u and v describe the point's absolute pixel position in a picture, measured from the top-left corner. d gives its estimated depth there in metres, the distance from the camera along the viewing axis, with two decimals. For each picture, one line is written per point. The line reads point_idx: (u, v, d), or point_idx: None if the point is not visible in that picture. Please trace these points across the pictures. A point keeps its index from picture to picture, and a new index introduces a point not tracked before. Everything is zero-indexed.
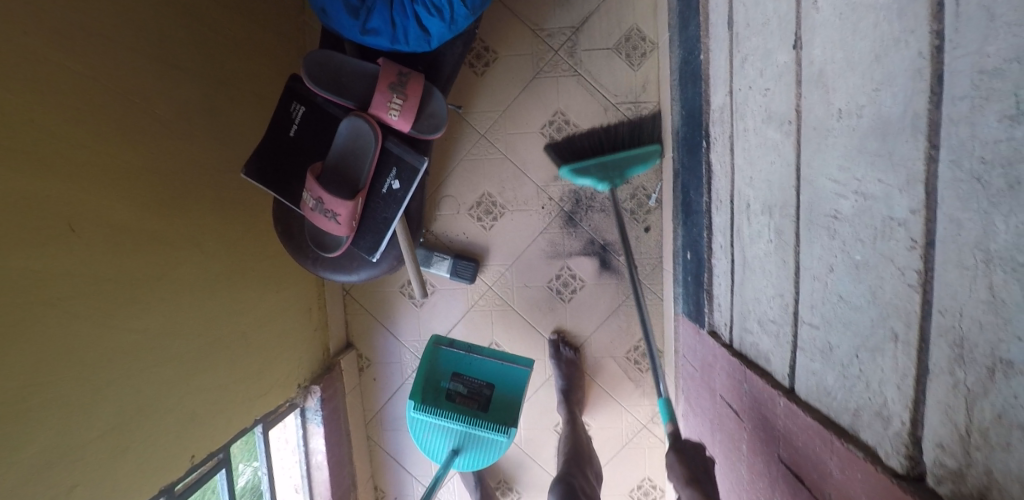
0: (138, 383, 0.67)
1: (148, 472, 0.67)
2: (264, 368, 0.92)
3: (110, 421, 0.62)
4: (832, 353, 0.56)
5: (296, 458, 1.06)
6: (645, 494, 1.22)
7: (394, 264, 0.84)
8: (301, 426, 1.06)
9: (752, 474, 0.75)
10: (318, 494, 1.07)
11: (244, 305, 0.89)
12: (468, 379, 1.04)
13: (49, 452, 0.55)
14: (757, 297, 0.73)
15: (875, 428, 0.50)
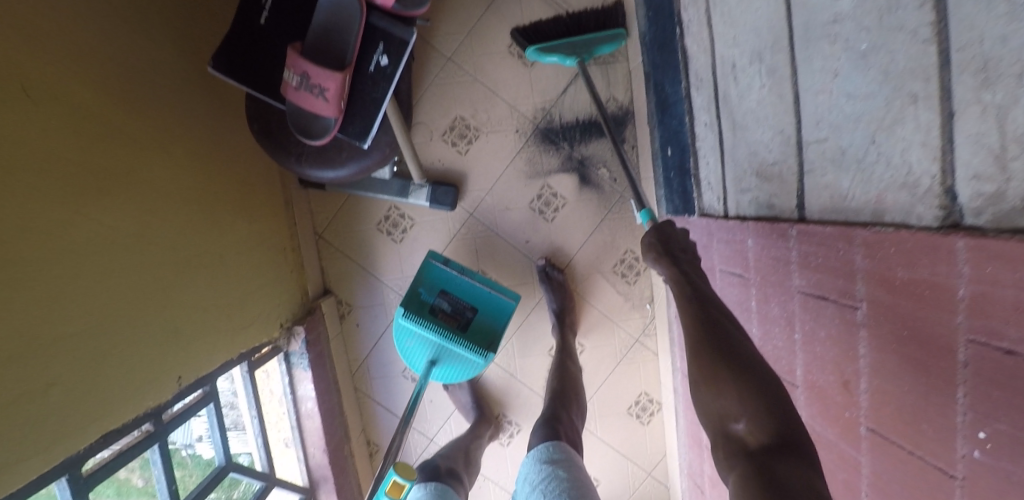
0: (113, 285, 0.59)
1: (130, 387, 0.60)
2: (244, 299, 0.85)
3: (86, 323, 0.54)
4: (846, 157, 0.59)
5: (282, 408, 1.02)
6: (643, 409, 1.23)
7: (386, 156, 0.83)
8: (285, 374, 1.01)
9: (765, 325, 0.76)
10: (310, 444, 1.03)
11: (218, 227, 0.82)
12: (455, 298, 0.99)
13: (25, 345, 0.47)
14: (754, 149, 0.75)
15: (903, 200, 0.52)
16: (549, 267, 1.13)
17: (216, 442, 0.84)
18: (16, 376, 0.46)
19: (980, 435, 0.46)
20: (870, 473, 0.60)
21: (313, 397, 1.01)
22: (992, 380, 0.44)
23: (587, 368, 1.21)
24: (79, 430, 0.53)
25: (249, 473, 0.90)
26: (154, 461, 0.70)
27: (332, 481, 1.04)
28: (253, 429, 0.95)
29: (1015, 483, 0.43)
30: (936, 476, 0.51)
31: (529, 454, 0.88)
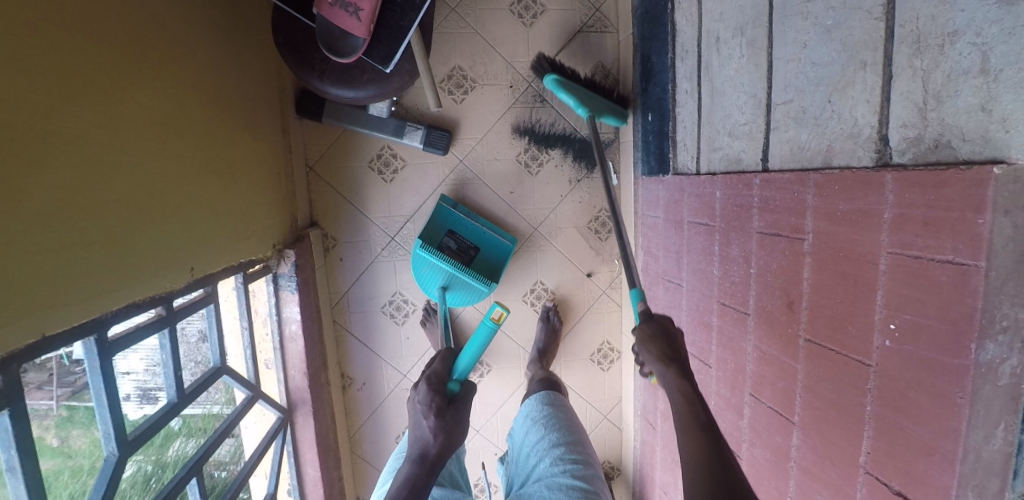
0: (147, 167, 0.62)
1: (153, 267, 0.64)
2: (244, 213, 0.89)
3: (125, 195, 0.58)
4: (806, 114, 0.71)
5: (266, 329, 1.07)
6: (604, 357, 1.35)
7: (404, 84, 0.94)
8: (272, 295, 1.06)
9: (725, 265, 0.89)
10: (291, 366, 1.09)
11: (231, 140, 0.85)
12: (459, 238, 1.18)
13: (69, 201, 0.50)
14: (728, 112, 0.88)
15: (847, 147, 0.65)
16: (550, 312, 1.27)
17: (212, 345, 0.89)
18: (62, 228, 0.48)
19: (891, 326, 0.59)
20: (804, 376, 0.73)
21: (297, 320, 1.07)
22: (903, 280, 0.57)
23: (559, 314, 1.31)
24: (110, 292, 0.56)
25: (238, 380, 0.95)
26: (162, 346, 0.75)
27: (309, 404, 1.10)
28: (243, 342, 1.00)
29: (914, 358, 0.57)
30: (856, 367, 0.64)
31: (527, 401, 1.02)
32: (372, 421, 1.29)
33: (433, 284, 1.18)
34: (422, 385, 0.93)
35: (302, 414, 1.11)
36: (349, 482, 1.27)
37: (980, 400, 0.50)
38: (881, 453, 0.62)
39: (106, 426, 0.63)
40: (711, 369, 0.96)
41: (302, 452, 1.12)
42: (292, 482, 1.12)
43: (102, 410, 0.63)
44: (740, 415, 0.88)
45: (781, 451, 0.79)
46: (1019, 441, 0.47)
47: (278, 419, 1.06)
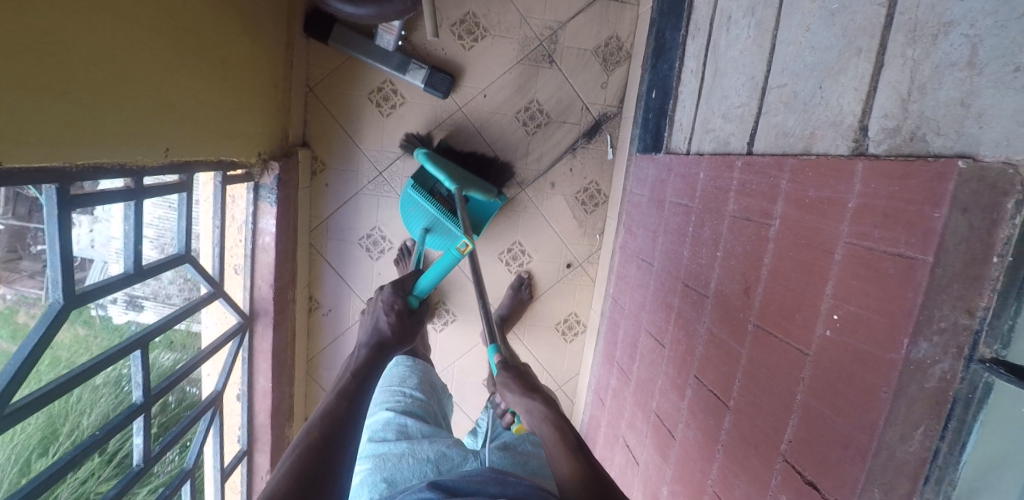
0: (131, 36, 0.62)
1: (122, 135, 0.65)
2: (232, 112, 0.89)
3: (102, 57, 0.58)
4: (796, 99, 0.70)
5: (239, 235, 1.07)
6: (569, 327, 1.36)
7: (405, 9, 0.92)
8: (251, 205, 1.07)
9: (696, 247, 0.89)
10: (258, 275, 1.10)
11: (228, 34, 0.85)
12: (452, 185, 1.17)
13: (42, 46, 0.50)
14: (725, 94, 0.86)
15: (829, 135, 0.63)
16: (522, 283, 1.29)
17: (177, 232, 0.89)
18: (31, 71, 0.49)
19: (834, 317, 0.59)
20: (746, 362, 0.73)
21: (272, 232, 1.07)
22: (854, 272, 0.57)
23: (533, 278, 1.32)
24: (75, 146, 0.58)
25: (202, 272, 0.95)
26: (126, 216, 0.76)
27: (271, 315, 1.11)
28: (212, 242, 1.00)
29: (848, 349, 0.56)
30: (794, 356, 0.64)
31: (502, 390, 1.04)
32: (332, 348, 1.31)
33: (418, 225, 1.16)
34: (387, 287, 0.92)
35: (263, 324, 1.11)
36: (299, 402, 1.29)
37: (903, 398, 0.50)
38: (801, 442, 0.62)
39: (54, 273, 0.62)
40: (664, 349, 0.96)
41: (258, 361, 1.13)
42: (243, 387, 1.11)
43: (54, 261, 0.62)
44: (682, 396, 0.89)
45: (711, 433, 0.79)
46: (935, 448, 0.48)
47: (237, 323, 1.07)
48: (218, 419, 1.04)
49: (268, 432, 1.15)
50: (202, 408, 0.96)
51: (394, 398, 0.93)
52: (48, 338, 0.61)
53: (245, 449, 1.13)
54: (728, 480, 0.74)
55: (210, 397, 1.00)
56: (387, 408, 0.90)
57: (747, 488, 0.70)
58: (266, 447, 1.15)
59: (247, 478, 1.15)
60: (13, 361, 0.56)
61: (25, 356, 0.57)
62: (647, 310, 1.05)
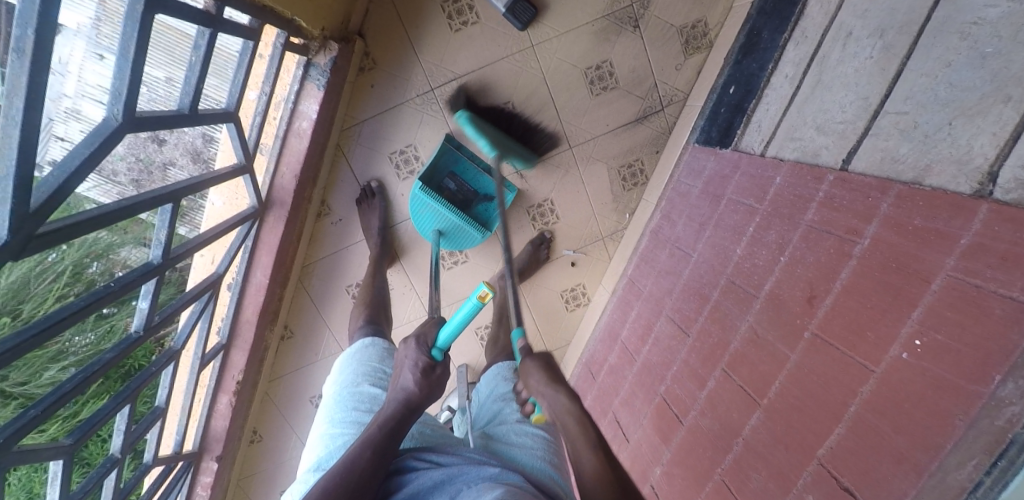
0: None
1: None
2: None
3: None
4: (916, 130, 0.70)
5: (279, 112, 1.05)
6: (573, 297, 1.39)
7: None
8: (297, 81, 1.03)
9: (753, 248, 0.90)
10: (286, 160, 1.07)
11: None
12: (461, 182, 1.18)
13: None
14: (827, 107, 0.87)
15: (949, 172, 0.63)
16: (543, 242, 1.28)
17: (232, 81, 0.87)
18: None
19: (915, 342, 0.60)
20: (793, 365, 0.75)
21: (311, 119, 1.04)
22: (951, 304, 0.57)
23: (554, 238, 1.30)
24: None
25: (241, 140, 0.96)
26: (198, 46, 0.73)
27: (286, 208, 1.10)
28: (256, 108, 0.98)
29: (926, 375, 0.57)
30: (857, 370, 0.65)
31: (497, 368, 0.99)
32: (330, 260, 1.29)
33: (430, 225, 1.17)
34: (409, 341, 0.78)
35: (275, 215, 1.11)
36: (284, 305, 1.28)
37: (975, 429, 0.51)
38: (846, 451, 0.63)
39: (119, 84, 0.60)
40: (688, 337, 0.98)
41: (260, 254, 1.14)
42: (238, 278, 1.13)
43: (121, 60, 0.59)
44: (702, 386, 0.91)
45: (732, 426, 0.82)
46: (980, 480, 0.50)
47: (249, 209, 1.06)
48: (210, 306, 1.08)
49: (249, 329, 1.18)
50: (201, 289, 1.00)
51: (375, 374, 0.88)
52: (104, 150, 0.60)
53: (223, 344, 1.17)
54: (744, 473, 0.77)
55: (209, 282, 1.03)
56: (373, 382, 0.86)
57: (764, 484, 0.73)
58: (245, 346, 1.19)
59: (218, 373, 1.20)
60: (55, 172, 0.54)
61: (71, 169, 0.55)
62: (674, 297, 1.07)
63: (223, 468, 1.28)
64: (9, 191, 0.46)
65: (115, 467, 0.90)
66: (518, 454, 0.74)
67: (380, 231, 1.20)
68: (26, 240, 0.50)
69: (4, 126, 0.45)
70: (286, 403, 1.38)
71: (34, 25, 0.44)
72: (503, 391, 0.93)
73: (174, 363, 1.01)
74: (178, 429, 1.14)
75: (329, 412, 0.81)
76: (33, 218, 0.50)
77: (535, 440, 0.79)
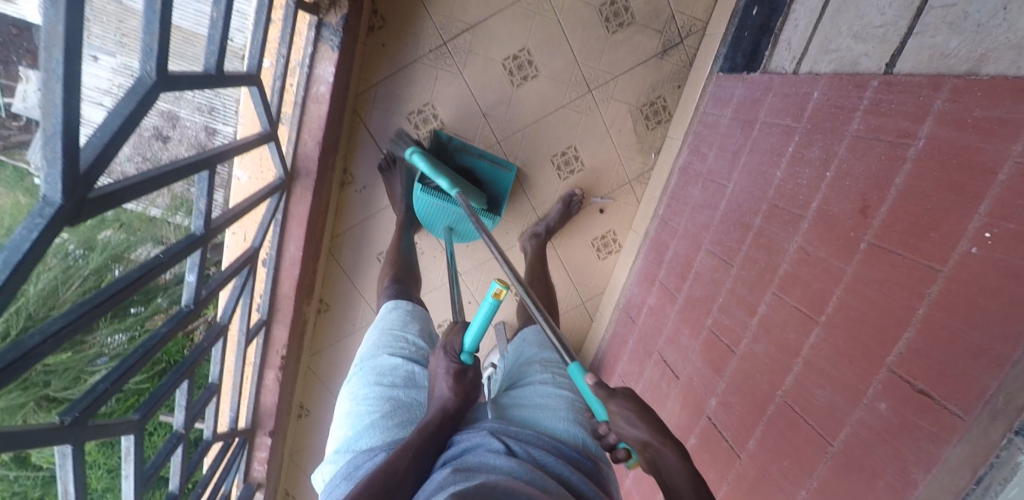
0: None
1: None
2: None
3: None
4: (966, 20, 0.67)
5: (295, 78, 1.01)
6: (604, 245, 1.39)
7: None
8: (309, 44, 0.99)
9: (795, 167, 0.89)
10: (305, 131, 1.06)
11: None
12: (457, 174, 1.17)
13: None
14: (863, 12, 0.83)
15: (1007, 58, 0.60)
16: (572, 199, 1.27)
17: (252, 42, 0.84)
18: None
19: (985, 235, 0.58)
20: (850, 278, 0.74)
21: (329, 82, 1.01)
22: (1020, 191, 0.55)
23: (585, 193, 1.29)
24: None
25: (265, 105, 0.93)
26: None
27: (313, 177, 1.10)
28: (273, 74, 0.94)
29: (999, 265, 0.56)
30: (922, 271, 0.65)
31: (522, 333, 1.00)
32: (357, 230, 1.29)
33: (439, 223, 1.20)
34: (437, 351, 0.78)
35: (302, 186, 1.11)
36: (318, 278, 1.29)
37: None
38: (915, 352, 0.63)
39: (150, 39, 0.59)
40: (732, 268, 0.98)
41: (291, 226, 1.14)
42: (273, 251, 1.13)
43: (149, 13, 0.58)
44: (752, 312, 0.91)
45: (790, 346, 0.82)
46: None
47: (275, 182, 1.05)
48: (251, 283, 1.09)
49: (288, 304, 1.20)
50: (239, 265, 1.00)
51: (394, 344, 0.87)
52: (143, 110, 0.59)
53: (264, 319, 1.18)
54: (809, 391, 0.77)
55: (245, 255, 1.03)
56: (390, 353, 0.85)
57: (831, 397, 0.73)
58: (285, 320, 1.21)
59: (262, 351, 1.21)
60: (99, 132, 0.53)
61: (113, 130, 0.54)
62: (711, 230, 1.06)
63: (276, 442, 1.33)
64: (58, 151, 0.46)
65: (180, 443, 0.93)
66: (540, 417, 0.75)
67: (404, 198, 1.19)
68: (78, 206, 0.50)
69: (49, 79, 0.43)
70: (330, 376, 1.41)
71: None
72: (529, 354, 0.92)
73: (221, 339, 1.03)
74: (230, 406, 1.17)
75: (353, 389, 0.81)
76: (84, 180, 0.50)
77: (559, 400, 0.79)
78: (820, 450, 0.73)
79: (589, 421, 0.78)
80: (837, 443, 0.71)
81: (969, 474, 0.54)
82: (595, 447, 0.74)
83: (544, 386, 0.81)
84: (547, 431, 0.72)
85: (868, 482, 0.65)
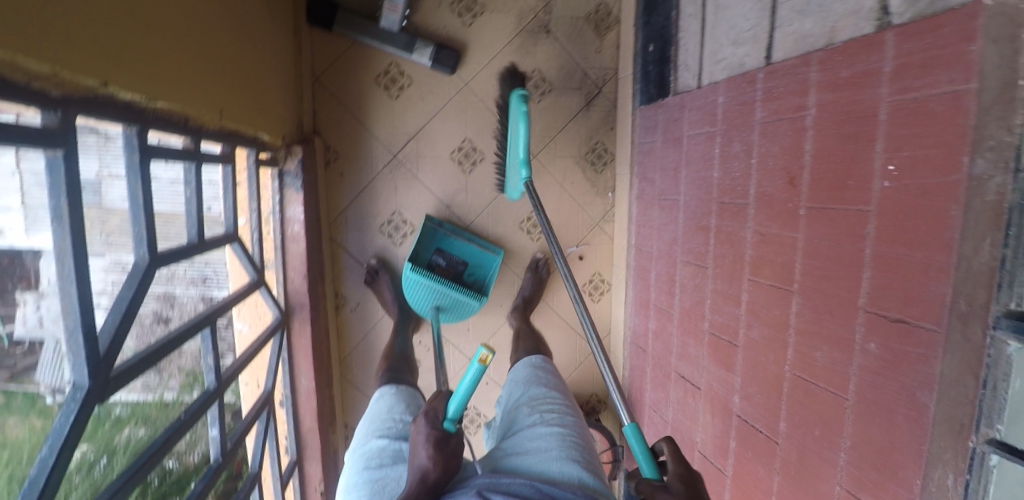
0: (184, 23, 0.68)
1: (185, 94, 0.69)
2: (260, 98, 0.95)
3: (170, 42, 0.64)
4: (810, 5, 0.78)
5: (269, 226, 1.14)
6: (594, 287, 1.43)
7: None
8: (276, 193, 1.13)
9: (726, 164, 0.96)
10: (291, 265, 1.17)
11: (247, 25, 0.89)
12: (447, 255, 1.27)
13: (123, 42, 0.55)
14: (733, 24, 0.96)
15: (851, 24, 0.70)
16: (539, 263, 1.35)
17: (225, 207, 0.96)
18: (112, 36, 0.53)
19: (890, 168, 0.64)
20: (804, 243, 0.78)
21: (300, 221, 1.15)
22: (903, 122, 0.62)
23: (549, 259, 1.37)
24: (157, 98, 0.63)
25: (247, 256, 1.04)
26: (188, 181, 0.83)
27: (306, 309, 1.19)
28: (250, 228, 1.07)
29: (913, 188, 0.61)
30: (856, 216, 0.69)
31: (515, 379, 1.04)
32: (362, 346, 1.36)
33: (426, 303, 1.25)
34: (420, 417, 0.78)
35: (299, 319, 1.20)
36: (337, 403, 1.35)
37: (973, 212, 0.53)
38: (879, 288, 0.65)
39: (139, 230, 0.71)
40: (707, 270, 1.02)
41: (298, 361, 1.21)
42: (287, 390, 1.21)
43: (134, 209, 0.70)
44: (738, 303, 0.93)
45: (779, 323, 0.83)
46: (1002, 256, 0.50)
47: (273, 321, 1.14)
48: (271, 426, 1.14)
49: (315, 435, 1.24)
50: (257, 408, 1.06)
51: (385, 424, 0.91)
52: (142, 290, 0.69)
53: (295, 459, 1.24)
54: (809, 355, 0.77)
55: (262, 398, 1.09)
56: (380, 434, 0.89)
57: (830, 356, 0.73)
58: (315, 456, 1.26)
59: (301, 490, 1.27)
60: (110, 319, 0.63)
61: (121, 312, 0.65)
62: (680, 242, 1.12)
63: None
64: (81, 343, 0.57)
65: None
66: (532, 461, 0.76)
67: (397, 302, 1.29)
68: (104, 384, 0.60)
69: (63, 282, 0.55)
70: None
71: (65, 192, 0.53)
72: (521, 397, 0.96)
73: (258, 485, 1.05)
74: None
75: (348, 478, 0.84)
76: (104, 363, 0.60)
77: (550, 439, 0.80)
78: (839, 406, 0.72)
79: (585, 458, 0.77)
80: (850, 395, 0.70)
81: (972, 381, 0.53)
82: (594, 483, 0.73)
83: (533, 430, 0.82)
84: (538, 473, 0.73)
85: (890, 420, 0.64)
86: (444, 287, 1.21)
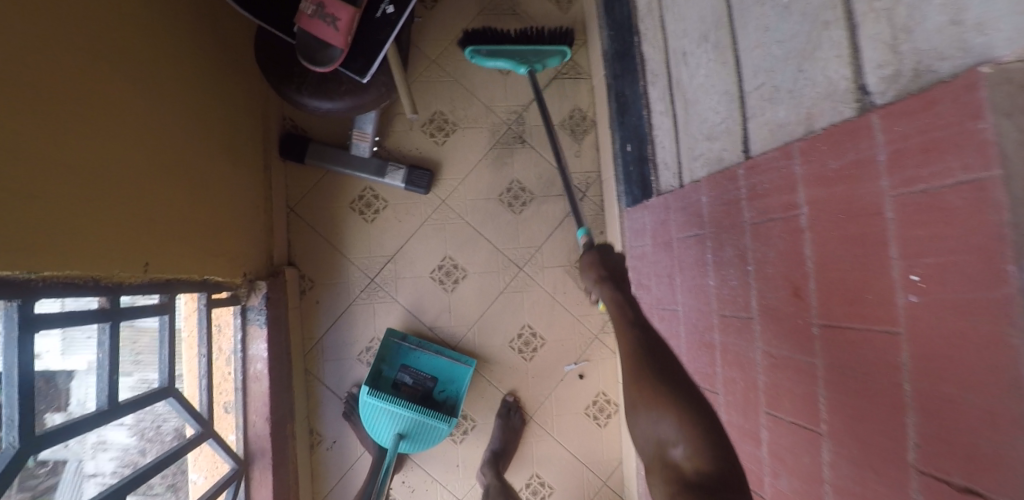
0: (127, 184, 0.65)
1: (124, 256, 0.65)
2: (222, 240, 0.91)
3: (105, 208, 0.61)
4: (780, 93, 0.69)
5: (229, 367, 1.04)
6: (600, 410, 1.24)
7: (381, 93, 1.02)
8: (239, 329, 1.06)
9: (721, 270, 0.82)
10: (253, 409, 1.06)
11: (209, 172, 0.88)
12: (413, 371, 1.14)
13: (43, 229, 0.51)
14: (704, 117, 0.88)
15: (827, 107, 0.60)
16: (510, 408, 1.19)
17: (159, 362, 0.85)
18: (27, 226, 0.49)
19: (914, 279, 0.48)
20: (825, 373, 0.60)
21: (263, 358, 1.06)
22: (915, 221, 0.47)
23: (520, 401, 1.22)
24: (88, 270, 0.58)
25: (191, 408, 0.90)
26: (100, 343, 0.72)
27: (269, 456, 1.05)
28: (198, 376, 0.95)
29: (949, 307, 0.44)
30: (885, 342, 0.52)
31: None
32: (338, 491, 1.20)
33: (387, 429, 1.10)
34: None
35: (260, 468, 1.05)
36: None
37: None
38: (936, 445, 0.46)
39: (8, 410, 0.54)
40: (718, 397, 0.83)
41: None
42: None
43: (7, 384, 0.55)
44: (759, 444, 0.73)
45: (813, 478, 0.63)
46: None
47: (229, 471, 0.99)
48: None
49: None
50: None
51: None
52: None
53: None
54: None
55: None
56: None
57: None
58: None
59: None
60: None
61: None
62: (686, 361, 0.94)
63: None
64: None
65: None
66: None
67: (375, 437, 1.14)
68: None
69: None
70: None
71: None
72: None
73: None
74: None
75: None
76: None
77: None
78: None
79: None
80: None
81: None
82: None
83: None
84: None
85: None
86: (410, 411, 1.06)
